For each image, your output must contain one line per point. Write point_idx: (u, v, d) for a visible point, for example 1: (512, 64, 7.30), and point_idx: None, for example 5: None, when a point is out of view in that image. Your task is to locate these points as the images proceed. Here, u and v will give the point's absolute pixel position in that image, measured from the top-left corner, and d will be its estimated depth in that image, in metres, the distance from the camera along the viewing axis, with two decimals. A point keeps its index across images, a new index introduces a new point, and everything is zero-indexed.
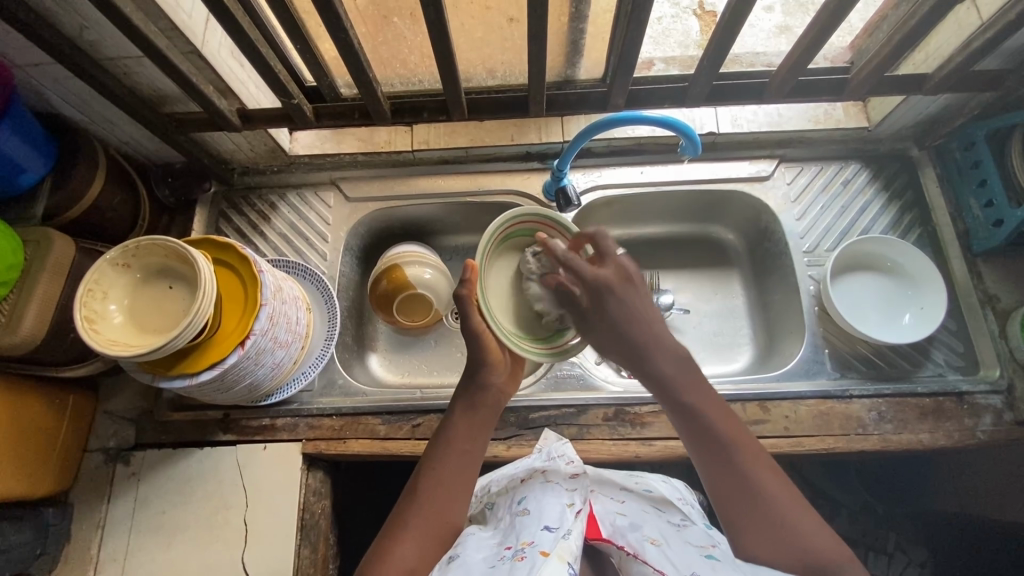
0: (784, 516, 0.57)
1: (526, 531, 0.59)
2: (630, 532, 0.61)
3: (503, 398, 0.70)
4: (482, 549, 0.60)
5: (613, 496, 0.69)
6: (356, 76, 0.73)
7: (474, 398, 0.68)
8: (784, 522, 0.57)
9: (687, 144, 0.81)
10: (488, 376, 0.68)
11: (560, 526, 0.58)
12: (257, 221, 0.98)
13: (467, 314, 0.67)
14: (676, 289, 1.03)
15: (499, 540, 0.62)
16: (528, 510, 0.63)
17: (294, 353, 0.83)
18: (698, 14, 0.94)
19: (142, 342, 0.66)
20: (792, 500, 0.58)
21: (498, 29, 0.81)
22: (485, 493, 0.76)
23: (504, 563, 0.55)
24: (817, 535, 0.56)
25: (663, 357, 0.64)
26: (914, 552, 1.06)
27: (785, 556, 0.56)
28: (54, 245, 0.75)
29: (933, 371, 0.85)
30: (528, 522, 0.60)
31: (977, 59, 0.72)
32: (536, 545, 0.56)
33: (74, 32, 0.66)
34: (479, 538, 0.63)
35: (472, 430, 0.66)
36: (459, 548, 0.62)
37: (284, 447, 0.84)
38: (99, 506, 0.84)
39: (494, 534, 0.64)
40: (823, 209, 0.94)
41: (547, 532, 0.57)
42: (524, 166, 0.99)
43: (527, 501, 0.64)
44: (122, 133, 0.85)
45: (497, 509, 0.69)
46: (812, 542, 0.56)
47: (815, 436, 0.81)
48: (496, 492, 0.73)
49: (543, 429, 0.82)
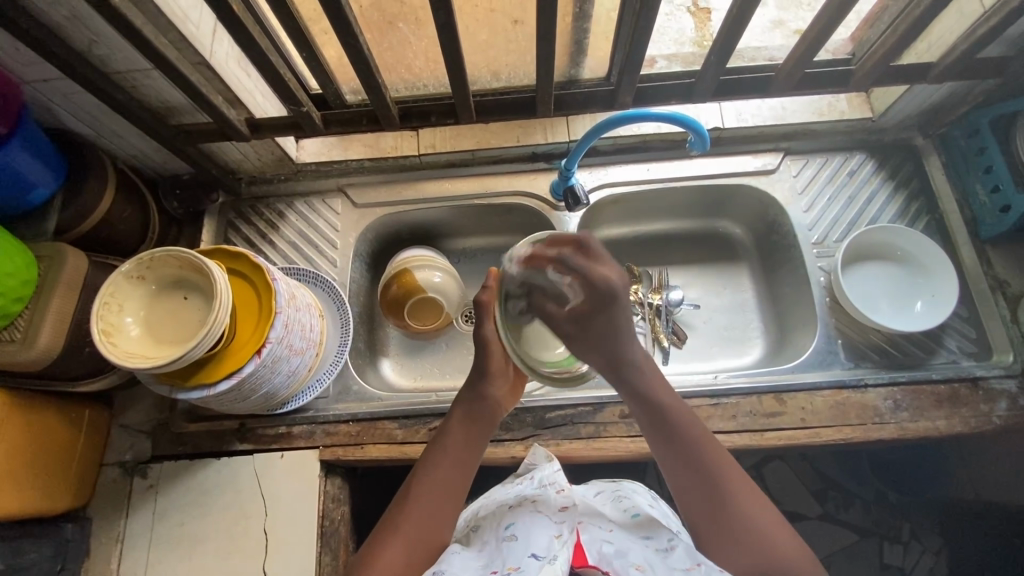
0: (746, 517, 0.60)
1: (513, 556, 0.58)
2: (617, 558, 0.58)
3: (501, 411, 0.73)
4: (466, 570, 0.58)
5: (601, 524, 0.65)
6: (366, 82, 0.73)
7: (473, 405, 0.71)
8: (747, 525, 0.59)
9: (696, 139, 0.81)
10: (489, 387, 0.71)
11: (548, 553, 0.57)
12: (266, 229, 0.98)
13: (482, 323, 0.73)
14: (685, 285, 1.04)
15: (484, 563, 0.60)
16: (515, 537, 0.61)
17: (309, 360, 0.83)
18: (691, 11, 0.95)
19: (160, 354, 0.66)
20: (754, 503, 0.61)
21: (503, 31, 0.83)
22: (473, 518, 0.75)
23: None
24: (776, 534, 0.59)
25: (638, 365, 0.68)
26: (929, 540, 1.08)
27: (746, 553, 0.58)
28: (68, 259, 0.75)
29: (947, 358, 0.85)
30: (514, 548, 0.59)
31: (981, 47, 0.73)
32: (521, 571, 0.55)
33: (84, 46, 0.67)
34: (463, 557, 0.60)
35: (467, 437, 0.69)
36: (443, 564, 0.59)
37: (301, 455, 0.84)
38: (117, 520, 0.83)
39: (478, 556, 0.61)
40: (831, 200, 0.94)
41: (534, 559, 0.56)
42: (530, 166, 0.99)
43: (515, 527, 0.63)
44: (130, 146, 0.85)
45: (482, 531, 0.68)
46: (772, 543, 0.58)
47: (832, 426, 0.81)
48: (483, 516, 0.72)
49: (532, 445, 0.82)
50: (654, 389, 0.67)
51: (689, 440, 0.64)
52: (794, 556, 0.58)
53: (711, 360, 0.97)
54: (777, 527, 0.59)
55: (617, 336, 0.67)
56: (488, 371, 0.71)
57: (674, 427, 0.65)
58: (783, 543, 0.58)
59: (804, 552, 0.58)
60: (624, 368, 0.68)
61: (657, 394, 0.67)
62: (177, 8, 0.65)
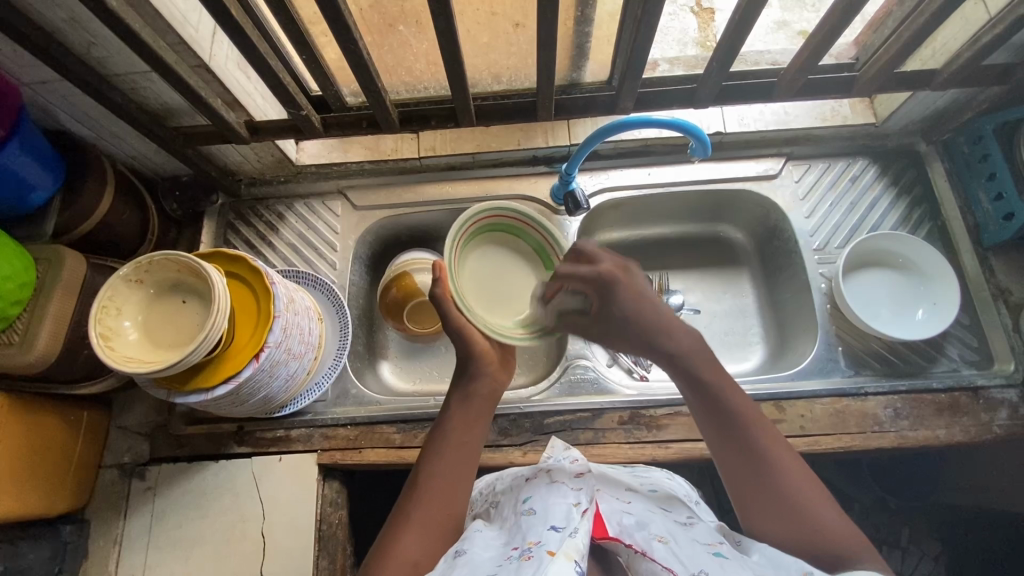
0: (795, 494, 0.58)
1: (532, 531, 0.57)
2: (638, 531, 0.58)
3: (499, 389, 0.69)
4: (488, 548, 0.58)
5: (619, 498, 0.66)
6: (365, 86, 0.73)
7: (470, 393, 0.68)
8: (792, 500, 0.58)
9: (697, 145, 0.80)
10: (478, 367, 0.68)
11: (568, 526, 0.55)
12: (265, 231, 0.98)
13: (445, 308, 0.67)
14: (685, 289, 1.03)
15: (505, 541, 0.59)
16: (534, 511, 0.60)
17: (307, 363, 0.82)
18: (694, 12, 0.94)
19: (158, 358, 0.66)
20: (805, 481, 0.59)
21: (504, 35, 0.81)
22: (490, 492, 0.74)
23: (510, 562, 0.53)
24: (827, 516, 0.58)
25: (676, 343, 0.65)
26: (927, 545, 1.08)
27: (793, 527, 0.57)
28: (66, 261, 0.74)
29: (948, 366, 0.85)
30: (534, 523, 0.58)
31: (986, 55, 0.72)
32: (542, 544, 0.53)
33: (82, 49, 0.66)
34: (485, 537, 0.61)
35: (470, 424, 0.66)
36: (465, 544, 0.59)
37: (300, 458, 0.84)
38: (115, 522, 0.83)
39: (500, 535, 0.61)
40: (833, 207, 0.94)
41: (554, 532, 0.55)
42: (531, 170, 0.99)
43: (533, 501, 0.63)
44: (130, 148, 0.85)
45: (502, 509, 0.67)
46: (821, 523, 0.57)
47: (831, 435, 0.81)
48: (500, 491, 0.72)
49: (552, 440, 0.79)
50: (702, 365, 0.64)
51: (731, 412, 0.62)
52: (852, 545, 0.56)
53: None
54: (827, 508, 0.58)
55: (640, 317, 0.65)
56: (473, 353, 0.67)
57: (714, 399, 0.63)
58: (832, 522, 0.57)
59: (856, 537, 0.57)
60: (663, 347, 0.65)
61: (704, 372, 0.64)
62: (176, 12, 0.65)
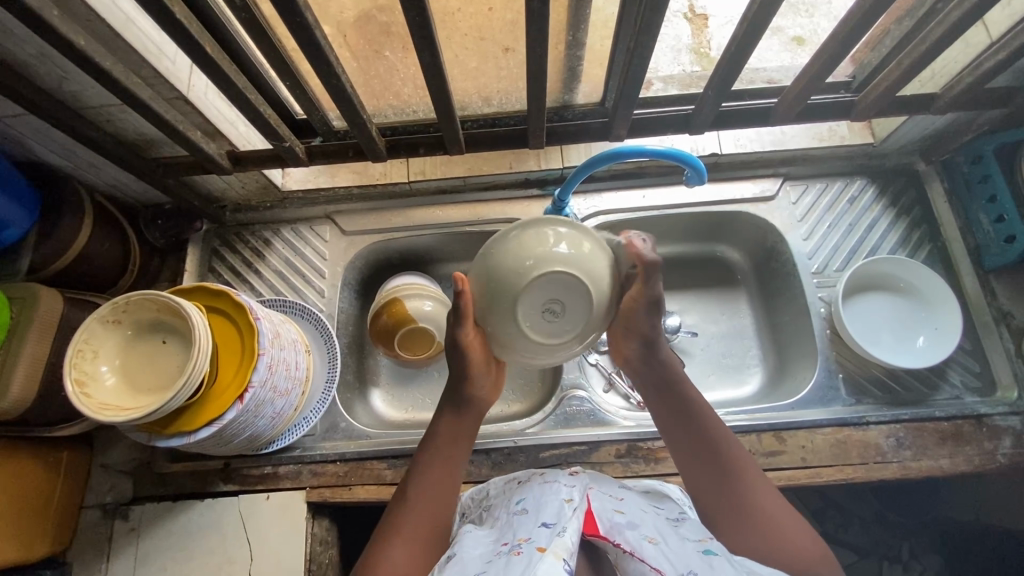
0: (765, 513, 0.58)
1: (523, 528, 0.55)
2: (629, 528, 0.55)
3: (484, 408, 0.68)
4: (478, 546, 0.55)
5: (611, 493, 0.62)
6: (351, 117, 0.70)
7: (459, 407, 0.66)
8: (763, 520, 0.57)
9: (692, 173, 0.78)
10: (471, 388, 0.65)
11: (558, 522, 0.54)
12: (251, 258, 0.96)
13: (458, 324, 0.61)
14: (682, 311, 1.01)
15: (495, 538, 0.57)
16: (526, 510, 0.58)
17: (294, 400, 0.80)
18: (688, 17, 0.91)
19: (136, 404, 0.64)
20: (777, 502, 0.59)
21: (493, 59, 0.79)
22: (484, 497, 0.70)
23: (499, 559, 0.51)
24: (799, 535, 0.57)
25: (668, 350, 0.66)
26: (928, 561, 1.04)
27: (768, 546, 0.56)
28: (41, 300, 0.72)
29: (950, 393, 0.84)
30: (526, 521, 0.56)
31: (988, 79, 0.70)
32: (532, 541, 0.51)
33: (54, 84, 0.64)
34: (476, 536, 0.58)
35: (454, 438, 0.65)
36: (454, 547, 0.56)
37: (288, 496, 0.82)
38: (98, 564, 0.81)
39: (490, 533, 0.59)
40: (831, 228, 0.92)
41: (545, 529, 0.53)
42: (523, 193, 0.97)
43: (526, 501, 0.60)
44: (109, 178, 0.82)
45: (494, 509, 0.65)
46: (791, 541, 0.56)
47: (833, 466, 0.79)
48: (493, 495, 0.69)
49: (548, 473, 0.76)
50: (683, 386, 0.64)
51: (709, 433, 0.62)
52: (823, 561, 0.55)
53: (709, 390, 0.95)
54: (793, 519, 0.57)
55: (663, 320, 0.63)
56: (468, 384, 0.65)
57: (694, 416, 0.63)
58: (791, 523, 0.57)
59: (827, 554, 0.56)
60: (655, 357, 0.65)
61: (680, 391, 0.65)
62: (150, 45, 0.63)
